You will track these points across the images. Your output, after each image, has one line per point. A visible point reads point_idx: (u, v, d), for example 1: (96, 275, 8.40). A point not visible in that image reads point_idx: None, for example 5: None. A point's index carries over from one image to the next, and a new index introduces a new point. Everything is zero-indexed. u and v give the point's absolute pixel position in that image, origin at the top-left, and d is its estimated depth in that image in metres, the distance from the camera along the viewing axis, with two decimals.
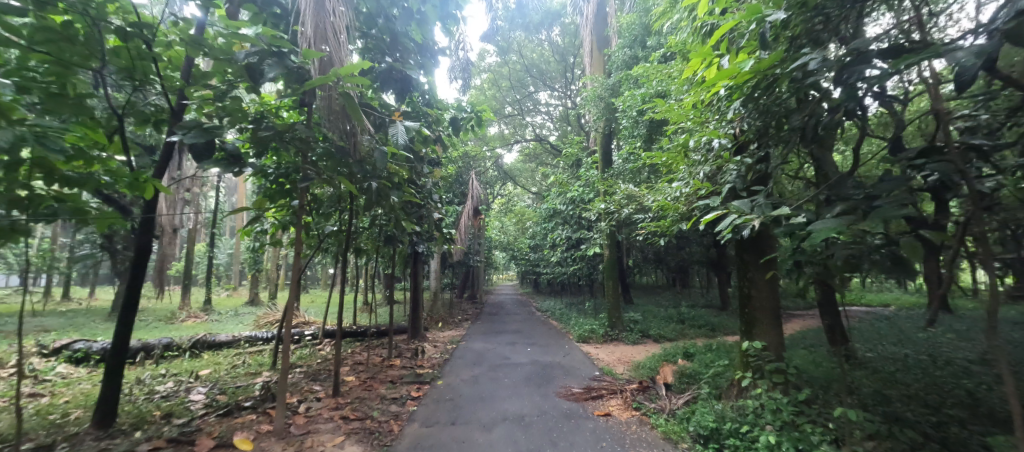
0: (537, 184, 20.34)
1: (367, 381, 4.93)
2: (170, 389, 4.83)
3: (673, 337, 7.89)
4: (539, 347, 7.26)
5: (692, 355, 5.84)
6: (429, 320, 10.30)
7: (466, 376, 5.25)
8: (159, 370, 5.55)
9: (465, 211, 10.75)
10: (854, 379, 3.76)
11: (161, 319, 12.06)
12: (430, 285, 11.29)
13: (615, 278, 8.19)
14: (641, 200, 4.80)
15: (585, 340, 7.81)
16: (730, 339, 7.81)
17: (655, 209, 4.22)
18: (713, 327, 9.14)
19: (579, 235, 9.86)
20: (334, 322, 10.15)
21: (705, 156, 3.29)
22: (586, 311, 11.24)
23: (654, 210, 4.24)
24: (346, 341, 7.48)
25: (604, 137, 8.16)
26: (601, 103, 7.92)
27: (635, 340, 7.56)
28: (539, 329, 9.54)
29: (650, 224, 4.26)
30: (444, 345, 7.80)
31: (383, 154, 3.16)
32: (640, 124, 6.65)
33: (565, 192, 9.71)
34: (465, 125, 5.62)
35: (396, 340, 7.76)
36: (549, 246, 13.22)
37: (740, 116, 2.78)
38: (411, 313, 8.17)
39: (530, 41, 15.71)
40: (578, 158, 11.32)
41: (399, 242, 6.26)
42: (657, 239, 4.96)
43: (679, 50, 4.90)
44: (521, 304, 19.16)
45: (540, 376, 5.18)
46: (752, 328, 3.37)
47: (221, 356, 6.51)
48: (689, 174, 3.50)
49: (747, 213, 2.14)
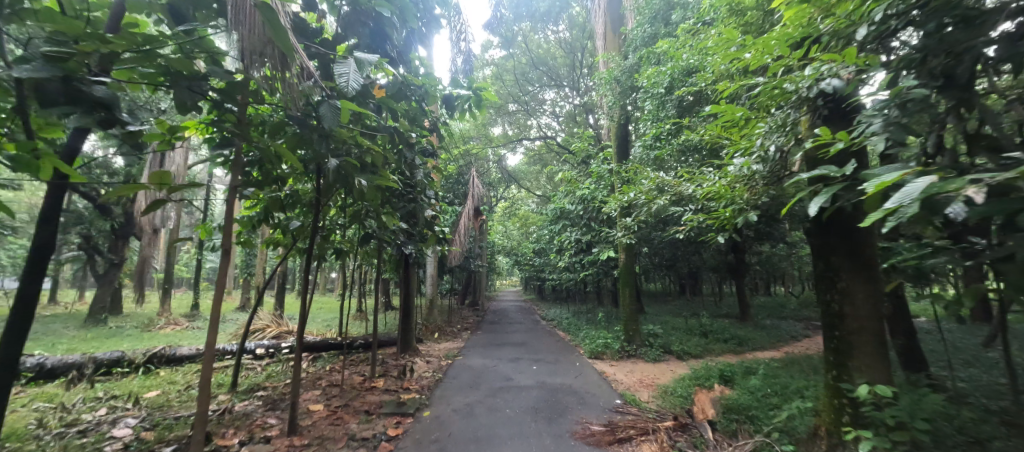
0: (542, 186, 19.44)
1: (337, 411, 4.02)
2: (97, 419, 3.94)
3: (699, 354, 6.92)
4: (546, 364, 6.32)
5: (731, 380, 4.89)
6: (424, 330, 9.39)
7: (460, 405, 4.33)
8: (95, 393, 4.68)
9: (466, 211, 9.93)
10: (971, 426, 2.82)
11: (138, 326, 11.23)
12: (426, 291, 10.41)
13: (632, 285, 7.28)
14: (678, 189, 3.88)
15: (598, 357, 6.86)
16: (764, 358, 6.83)
17: (703, 198, 3.30)
18: (741, 342, 8.14)
19: (589, 238, 8.96)
20: (320, 332, 9.28)
21: (791, 113, 2.38)
22: (597, 321, 10.27)
23: (700, 199, 3.32)
24: (327, 356, 6.60)
25: (620, 126, 7.27)
26: (618, 87, 7.03)
27: (657, 356, 6.61)
28: (545, 342, 8.61)
29: (696, 216, 3.30)
30: (438, 360, 6.89)
31: (337, 112, 2.19)
32: (664, 109, 5.78)
33: (575, 191, 8.86)
34: (462, 104, 4.71)
35: (383, 355, 6.88)
36: (556, 251, 12.29)
37: (872, 44, 1.86)
38: (401, 322, 7.28)
39: (536, 34, 14.96)
40: (587, 154, 10.41)
41: (383, 242, 5.39)
42: (698, 238, 4.01)
43: (723, 8, 4.03)
44: (525, 312, 18.15)
45: (550, 406, 4.26)
46: (844, 357, 2.48)
47: (179, 374, 5.62)
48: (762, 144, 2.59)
49: (947, 174, 1.17)
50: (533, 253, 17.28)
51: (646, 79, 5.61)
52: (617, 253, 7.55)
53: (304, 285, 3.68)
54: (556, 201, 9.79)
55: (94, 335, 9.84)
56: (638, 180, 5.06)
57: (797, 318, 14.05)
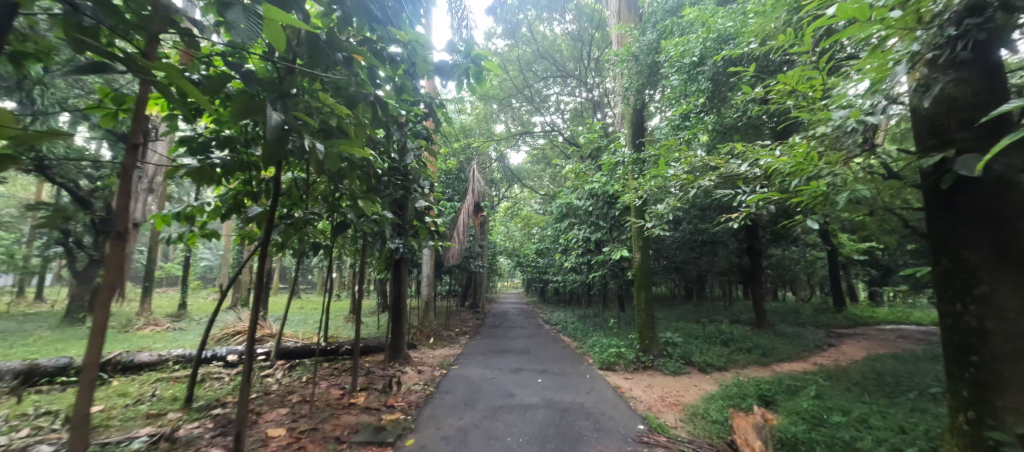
0: (546, 185, 18.74)
1: (301, 439, 3.28)
2: (8, 445, 3.22)
3: (723, 367, 6.19)
4: (552, 376, 5.60)
5: (772, 402, 4.15)
6: (419, 334, 8.70)
7: (452, 430, 3.59)
8: (24, 409, 3.97)
9: (466, 207, 9.28)
10: None
11: (115, 327, 10.57)
12: (421, 292, 9.73)
13: (648, 288, 6.56)
14: (725, 166, 3.19)
15: (610, 368, 6.12)
16: (795, 372, 6.09)
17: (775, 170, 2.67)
18: (764, 352, 7.43)
19: (598, 236, 8.27)
20: (305, 336, 8.59)
21: (928, 39, 1.66)
22: (605, 327, 9.55)
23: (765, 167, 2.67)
24: (306, 364, 5.91)
25: (637, 113, 6.59)
26: (636, 65, 6.36)
27: (676, 369, 5.88)
28: (549, 349, 7.90)
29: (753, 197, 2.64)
30: (430, 370, 6.16)
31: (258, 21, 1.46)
32: (694, 84, 5.08)
33: (584, 186, 8.13)
34: (460, 76, 3.84)
35: (370, 363, 6.18)
36: (561, 251, 11.59)
37: None
38: (391, 327, 6.59)
39: (542, 25, 14.29)
40: (596, 148, 9.71)
41: (367, 235, 4.70)
42: (745, 228, 3.29)
43: None
44: (527, 315, 17.38)
45: (561, 433, 3.53)
46: (993, 394, 2.04)
47: (133, 385, 4.92)
48: (877, 87, 1.93)
49: None
50: (535, 253, 16.58)
51: (673, 48, 4.89)
52: (631, 252, 6.87)
53: (258, 284, 2.92)
54: (562, 196, 9.11)
55: (64, 336, 9.16)
56: (666, 164, 4.35)
57: (815, 325, 13.26)
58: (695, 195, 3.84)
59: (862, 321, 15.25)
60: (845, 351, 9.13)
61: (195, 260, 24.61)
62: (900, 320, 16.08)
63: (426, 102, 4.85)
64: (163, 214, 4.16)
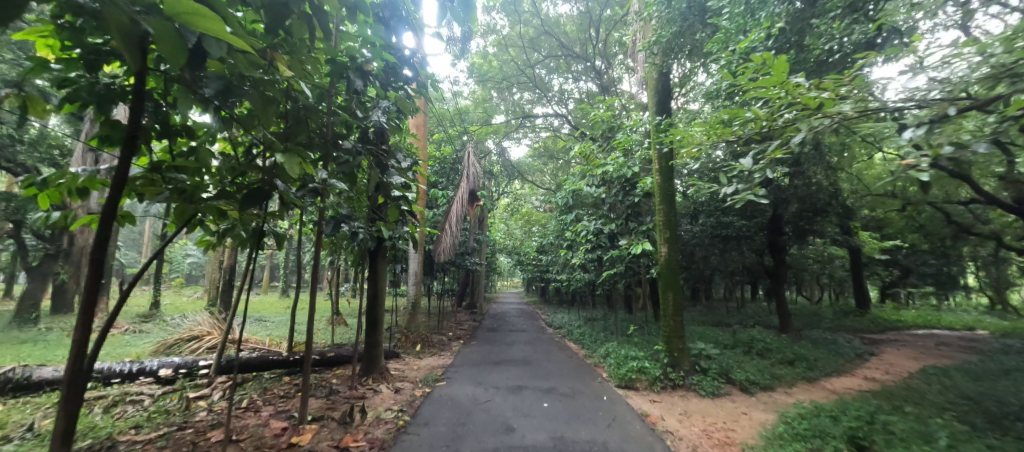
0: (549, 179, 17.62)
1: None
2: None
3: (770, 386, 5.07)
4: (563, 399, 4.45)
5: (870, 449, 3.03)
6: (404, 340, 7.58)
7: None
8: None
9: (459, 195, 8.15)
10: None
11: (65, 329, 9.43)
12: (409, 292, 8.59)
13: (676, 288, 5.41)
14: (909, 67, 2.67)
15: (630, 386, 5.00)
16: (858, 395, 4.99)
17: None
18: (807, 365, 6.33)
19: (612, 228, 7.18)
20: (274, 342, 7.47)
21: None
22: (618, 332, 8.45)
23: None
24: (253, 384, 4.80)
25: (663, 81, 5.76)
26: (670, 7, 5.34)
27: (715, 389, 4.74)
28: (555, 360, 6.76)
29: None
30: (411, 388, 5.02)
31: None
32: (755, 15, 4.59)
33: (596, 170, 7.03)
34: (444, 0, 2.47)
35: (337, 380, 5.06)
36: (566, 247, 10.52)
37: None
38: (366, 333, 5.47)
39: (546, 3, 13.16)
40: (608, 133, 8.63)
41: (321, 217, 3.55)
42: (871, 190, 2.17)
43: None
44: (527, 317, 16.29)
45: None
46: None
47: (19, 411, 3.80)
48: None
49: None
50: (537, 251, 15.52)
51: None
52: (654, 245, 5.74)
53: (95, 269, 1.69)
54: (569, 183, 8.01)
55: (1, 340, 8.02)
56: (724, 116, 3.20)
57: (845, 330, 12.08)
58: (792, 144, 2.73)
59: (890, 325, 14.14)
60: (892, 361, 7.98)
61: (178, 257, 23.41)
62: (930, 325, 14.88)
63: (406, 57, 3.69)
64: (48, 189, 2.21)
